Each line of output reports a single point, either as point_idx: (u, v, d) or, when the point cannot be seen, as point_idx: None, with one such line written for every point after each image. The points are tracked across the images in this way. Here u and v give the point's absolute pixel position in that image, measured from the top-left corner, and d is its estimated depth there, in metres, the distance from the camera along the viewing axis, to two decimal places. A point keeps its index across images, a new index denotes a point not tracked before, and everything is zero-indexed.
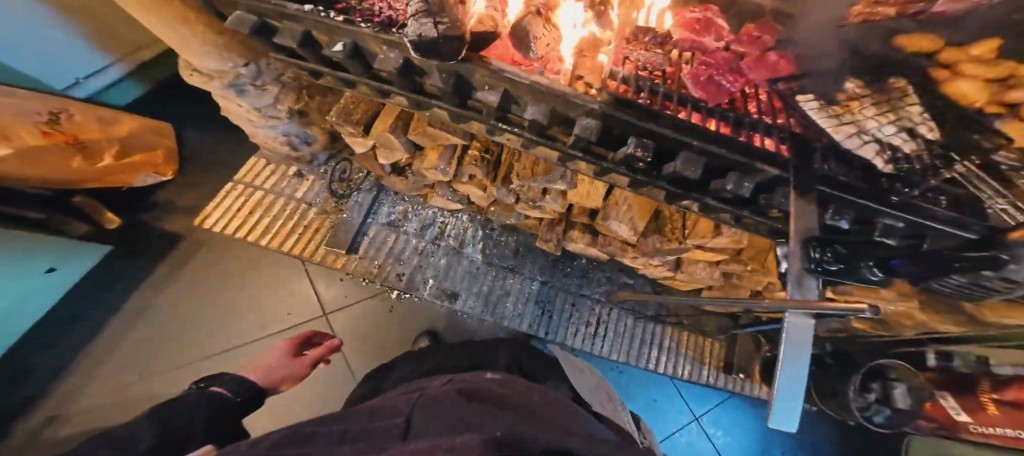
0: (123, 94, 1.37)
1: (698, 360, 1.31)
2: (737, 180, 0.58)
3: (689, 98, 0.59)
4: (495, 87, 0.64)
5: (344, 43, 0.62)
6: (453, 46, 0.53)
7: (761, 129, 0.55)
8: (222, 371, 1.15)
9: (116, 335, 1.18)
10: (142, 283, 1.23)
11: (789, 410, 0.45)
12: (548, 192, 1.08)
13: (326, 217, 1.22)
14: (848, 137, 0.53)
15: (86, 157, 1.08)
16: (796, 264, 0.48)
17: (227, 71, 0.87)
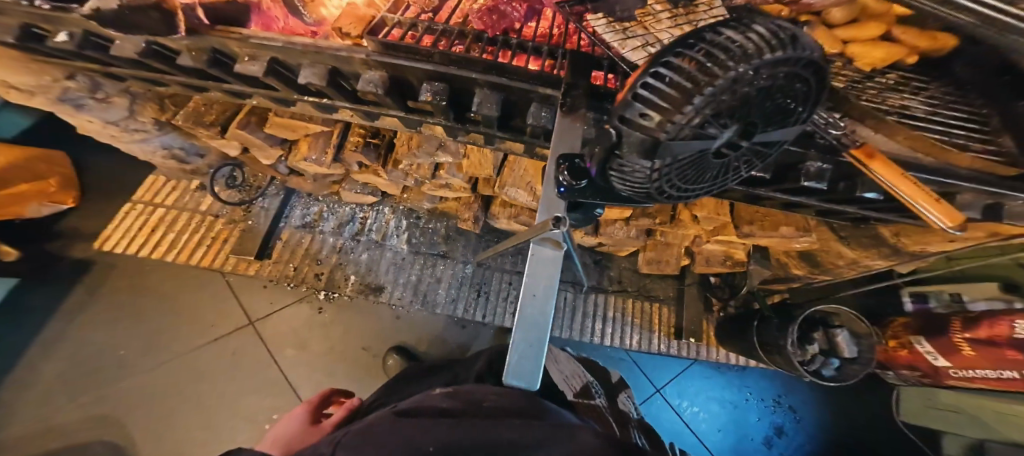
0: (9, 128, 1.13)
1: (647, 328, 1.22)
2: (536, 111, 0.52)
3: (469, 32, 0.54)
4: (260, 59, 0.53)
5: (68, 32, 0.50)
6: (151, 17, 0.44)
7: (545, 54, 0.52)
8: (160, 383, 1.14)
9: (30, 369, 1.10)
10: (58, 313, 1.14)
11: (523, 361, 0.39)
12: (443, 168, 0.97)
13: (235, 226, 1.18)
14: (636, 50, 0.48)
15: None
16: (549, 188, 0.41)
17: (50, 86, 0.78)
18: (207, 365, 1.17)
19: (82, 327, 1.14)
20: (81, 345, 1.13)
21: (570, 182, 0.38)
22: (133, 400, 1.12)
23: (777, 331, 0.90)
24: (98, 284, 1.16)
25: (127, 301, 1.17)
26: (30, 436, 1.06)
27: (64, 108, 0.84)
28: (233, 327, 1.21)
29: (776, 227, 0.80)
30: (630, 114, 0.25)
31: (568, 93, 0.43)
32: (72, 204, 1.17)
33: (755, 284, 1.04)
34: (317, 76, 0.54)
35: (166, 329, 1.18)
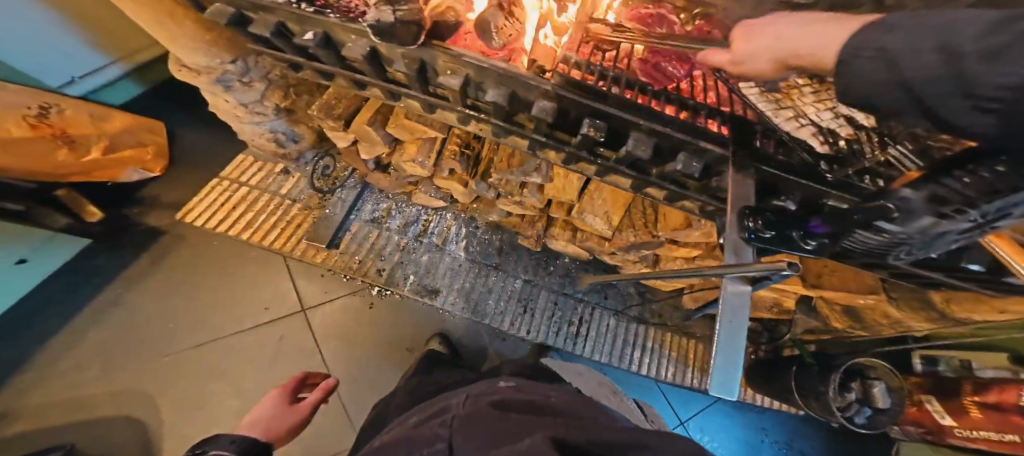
0: (124, 93, 1.27)
1: (681, 361, 1.29)
2: (686, 161, 0.56)
3: (637, 81, 0.59)
4: (456, 73, 0.64)
5: (315, 33, 0.64)
6: (411, 31, 0.56)
7: (707, 112, 0.57)
8: (197, 364, 1.16)
9: (82, 325, 1.15)
10: (117, 276, 1.19)
11: (727, 372, 0.42)
12: (526, 186, 1.06)
13: (309, 213, 1.26)
14: (788, 119, 0.55)
15: (74, 150, 1.02)
16: (733, 232, 0.46)
17: (215, 67, 0.89)
18: (248, 346, 1.19)
19: (145, 289, 1.20)
20: (132, 309, 1.18)
21: (761, 229, 0.45)
22: (166, 373, 1.14)
23: (817, 379, 0.99)
24: (170, 249, 1.23)
25: (180, 277, 1.22)
26: (68, 395, 1.10)
27: (212, 88, 0.94)
28: (286, 310, 1.24)
29: None
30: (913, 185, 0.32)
31: (741, 153, 0.52)
32: (158, 174, 1.26)
33: (797, 333, 1.17)
34: (500, 97, 0.63)
35: (211, 306, 1.21)
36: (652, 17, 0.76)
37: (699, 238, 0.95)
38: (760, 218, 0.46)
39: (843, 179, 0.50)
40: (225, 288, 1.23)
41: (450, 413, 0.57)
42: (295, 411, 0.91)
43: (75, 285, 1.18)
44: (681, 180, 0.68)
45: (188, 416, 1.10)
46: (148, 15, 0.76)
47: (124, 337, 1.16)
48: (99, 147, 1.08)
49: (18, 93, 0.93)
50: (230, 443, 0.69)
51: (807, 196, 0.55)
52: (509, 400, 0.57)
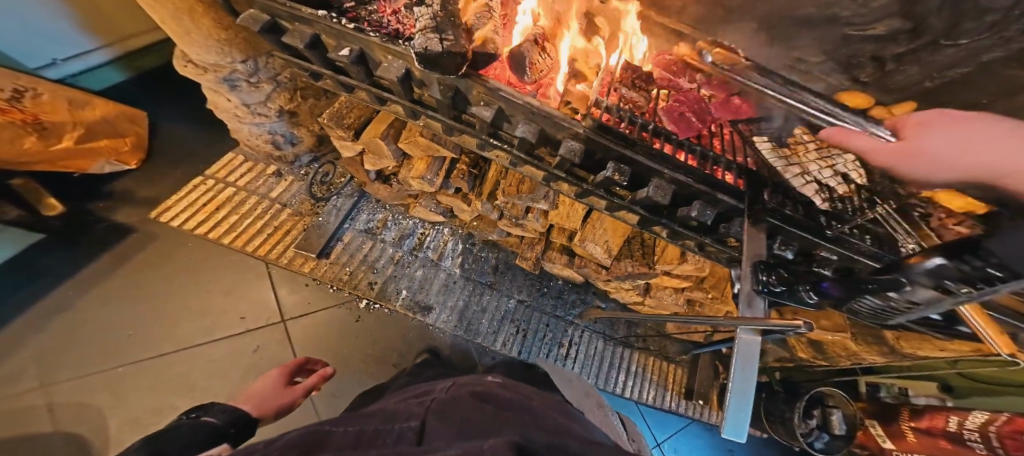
0: (102, 80, 1.35)
1: (662, 385, 1.34)
2: (701, 207, 0.69)
3: (663, 130, 0.70)
4: (489, 105, 0.67)
5: (351, 49, 0.64)
6: (455, 62, 0.57)
7: (722, 164, 0.69)
8: (153, 379, 1.08)
9: (32, 324, 1.09)
10: (77, 273, 1.15)
11: (738, 417, 0.52)
12: (531, 211, 1.09)
13: (301, 219, 1.24)
14: (796, 177, 0.69)
15: (42, 137, 1.04)
16: (748, 285, 0.59)
17: (223, 66, 0.90)
18: (218, 357, 1.12)
19: (108, 290, 1.15)
20: (89, 313, 1.12)
21: (773, 283, 0.56)
22: (117, 385, 1.06)
23: (784, 404, 1.08)
24: (139, 248, 1.20)
25: (149, 280, 1.17)
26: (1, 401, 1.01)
27: (219, 87, 0.95)
28: (264, 322, 1.18)
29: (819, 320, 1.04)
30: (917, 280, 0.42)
31: (756, 206, 0.64)
32: (134, 166, 1.28)
33: (767, 362, 1.30)
34: (530, 132, 0.67)
35: (179, 314, 1.15)
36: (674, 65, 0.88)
37: (691, 270, 1.05)
38: (772, 273, 0.58)
39: (841, 235, 0.63)
40: (196, 295, 1.17)
41: (429, 397, 0.56)
42: (288, 393, 0.89)
43: (27, 278, 1.13)
44: (691, 225, 0.77)
45: (136, 430, 1.02)
46: (167, 12, 0.75)
47: (77, 339, 1.09)
48: (73, 135, 1.10)
49: None
50: (222, 410, 0.66)
51: (804, 246, 0.68)
52: (494, 391, 0.56)
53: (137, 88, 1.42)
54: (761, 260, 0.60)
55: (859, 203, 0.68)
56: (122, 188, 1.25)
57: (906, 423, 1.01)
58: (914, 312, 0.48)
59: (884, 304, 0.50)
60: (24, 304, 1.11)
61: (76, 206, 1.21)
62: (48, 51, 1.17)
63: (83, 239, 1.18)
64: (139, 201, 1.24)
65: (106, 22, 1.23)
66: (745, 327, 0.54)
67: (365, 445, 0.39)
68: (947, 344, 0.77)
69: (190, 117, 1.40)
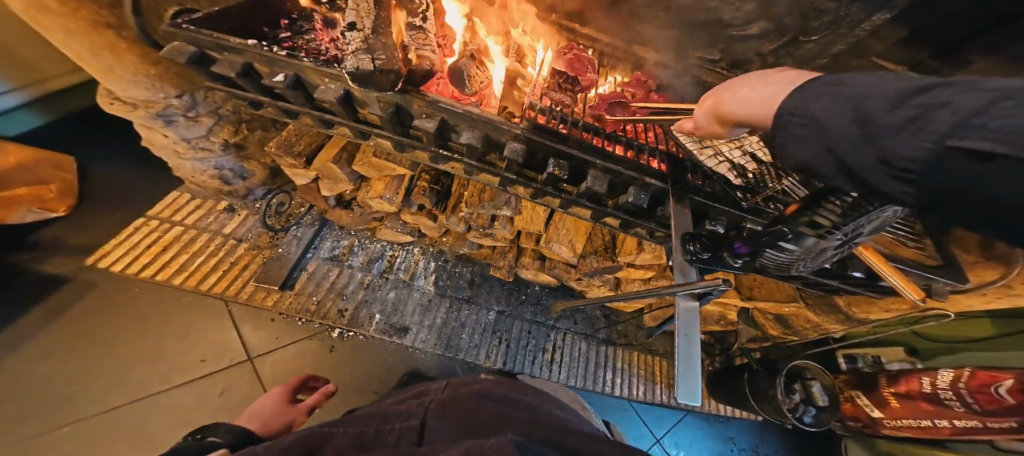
0: (16, 124, 1.29)
1: (650, 379, 1.33)
2: (636, 192, 0.73)
3: (592, 125, 0.74)
4: (432, 117, 0.67)
5: (286, 75, 0.63)
6: (389, 79, 0.58)
7: (649, 152, 0.74)
8: (92, 441, 0.98)
9: None
10: (6, 332, 1.07)
11: (689, 382, 0.51)
12: (497, 219, 1.10)
13: (259, 252, 1.21)
14: (710, 157, 0.75)
15: None
16: (680, 257, 0.62)
17: (155, 101, 0.88)
18: (173, 406, 1.05)
19: (40, 350, 1.07)
20: (22, 372, 1.03)
21: (699, 251, 0.61)
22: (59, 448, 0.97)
23: (766, 382, 1.07)
24: (75, 299, 1.14)
25: (90, 330, 1.10)
26: None
27: (154, 123, 0.92)
28: (226, 362, 1.12)
29: (771, 293, 1.12)
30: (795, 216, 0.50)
31: (678, 186, 0.70)
32: (62, 213, 1.22)
33: (743, 342, 1.32)
34: (474, 139, 0.68)
35: (128, 364, 1.08)
36: (574, 59, 0.92)
37: (651, 258, 1.07)
38: (696, 241, 0.62)
39: (754, 205, 0.68)
40: (143, 341, 1.11)
41: (427, 397, 0.59)
42: (293, 412, 0.85)
43: None
44: (633, 213, 0.82)
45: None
46: (86, 49, 0.75)
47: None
48: None
49: None
50: (227, 430, 0.56)
51: (732, 220, 0.72)
52: (491, 392, 0.58)
53: (65, 133, 1.37)
54: (688, 231, 0.64)
55: (769, 179, 0.74)
56: (52, 237, 1.20)
57: (886, 389, 1.00)
58: (810, 257, 0.56)
59: (784, 255, 0.58)
60: None
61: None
62: None
63: (10, 296, 1.11)
64: (74, 249, 1.19)
65: (20, 66, 1.19)
66: (681, 292, 0.58)
67: (367, 444, 0.45)
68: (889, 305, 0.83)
69: (128, 159, 1.36)
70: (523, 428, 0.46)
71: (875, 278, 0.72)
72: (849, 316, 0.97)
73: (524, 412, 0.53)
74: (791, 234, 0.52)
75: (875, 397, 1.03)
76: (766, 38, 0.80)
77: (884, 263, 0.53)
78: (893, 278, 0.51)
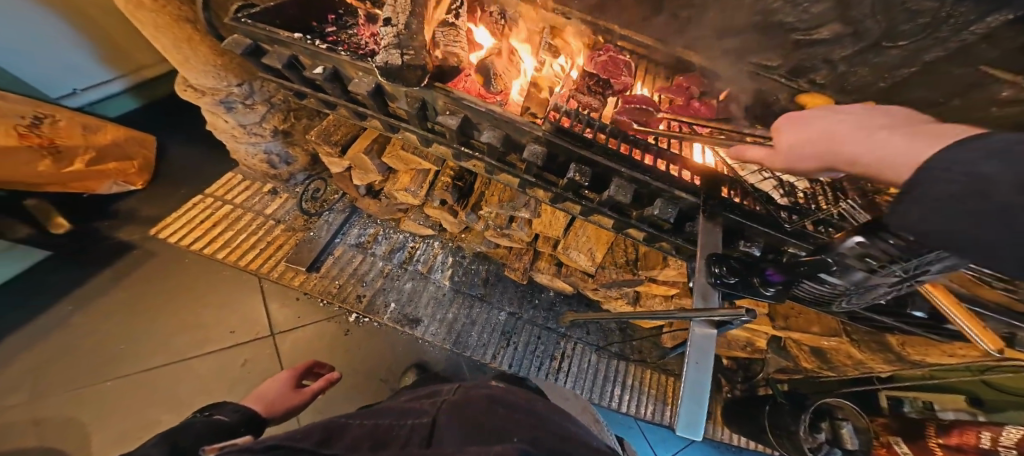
0: (118, 107, 1.47)
1: (662, 400, 1.28)
2: (663, 206, 0.72)
3: (620, 131, 0.73)
4: (455, 114, 0.69)
5: (326, 68, 0.68)
6: (415, 73, 0.61)
7: (680, 163, 0.72)
8: (130, 395, 1.09)
9: (28, 340, 1.14)
10: (80, 285, 1.22)
11: (691, 413, 0.51)
12: (515, 220, 1.10)
13: (294, 234, 1.29)
14: (755, 174, 0.73)
15: (57, 160, 1.13)
16: (703, 278, 0.59)
17: (220, 90, 0.97)
18: (201, 373, 1.13)
19: (103, 304, 1.20)
20: (87, 325, 1.17)
21: (726, 276, 0.57)
22: (107, 398, 1.08)
23: (789, 417, 0.98)
24: (138, 263, 1.26)
25: (144, 293, 1.23)
26: None
27: (217, 110, 1.01)
28: (251, 335, 1.20)
29: (809, 325, 1.07)
30: (846, 247, 0.47)
31: (709, 203, 0.68)
32: (140, 187, 1.37)
33: (769, 372, 1.23)
34: (495, 138, 0.69)
35: (169, 328, 1.18)
36: (608, 62, 0.86)
37: (675, 275, 1.03)
38: (723, 265, 0.59)
39: (801, 229, 0.65)
40: (183, 309, 1.21)
41: (439, 398, 0.59)
42: (298, 397, 0.89)
43: (30, 293, 1.20)
44: (657, 227, 0.81)
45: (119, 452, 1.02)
46: (168, 41, 0.84)
47: (66, 349, 1.13)
48: (85, 158, 1.19)
49: (16, 105, 1.05)
50: (234, 410, 0.60)
51: (770, 242, 0.70)
52: (503, 396, 0.56)
53: (148, 114, 1.54)
54: (716, 253, 0.61)
55: (822, 201, 0.69)
56: (126, 207, 1.34)
57: (934, 439, 0.89)
58: (854, 289, 0.53)
59: (821, 286, 0.56)
60: (24, 318, 1.17)
61: (87, 223, 1.29)
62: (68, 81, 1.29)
63: (86, 253, 1.26)
64: (141, 218, 1.33)
65: (120, 54, 1.36)
66: (699, 320, 0.54)
67: (377, 440, 0.45)
68: (954, 350, 0.76)
69: (196, 141, 1.50)
70: (531, 436, 0.45)
71: (940, 319, 0.69)
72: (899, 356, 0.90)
73: (536, 419, 0.51)
74: (834, 264, 0.49)
75: (919, 448, 0.91)
76: (838, 43, 0.68)
77: (951, 302, 0.49)
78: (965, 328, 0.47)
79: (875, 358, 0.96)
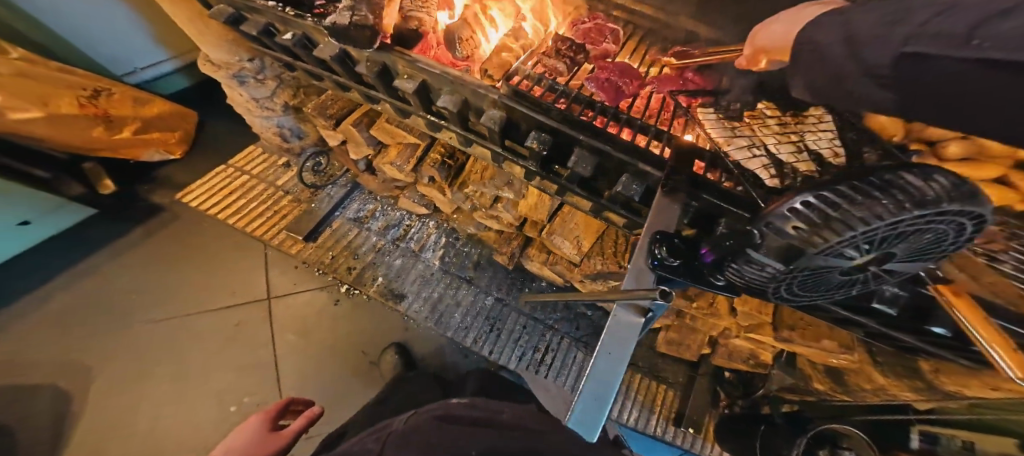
0: (172, 85, 1.63)
1: (648, 407, 1.19)
2: (627, 182, 0.68)
3: (587, 97, 0.69)
4: (414, 78, 0.70)
5: (295, 34, 0.72)
6: (365, 34, 0.63)
7: (647, 131, 0.67)
8: (160, 342, 1.29)
9: (87, 279, 1.36)
10: (126, 237, 1.41)
11: (588, 409, 0.45)
12: (500, 200, 1.07)
13: (299, 205, 1.37)
14: (742, 150, 0.61)
15: (108, 127, 1.31)
16: (641, 259, 0.52)
17: (233, 64, 1.06)
18: (213, 328, 1.30)
19: (142, 255, 1.39)
20: (130, 274, 1.37)
21: (664, 257, 0.50)
22: (145, 342, 1.29)
23: (783, 441, 0.98)
24: (172, 224, 1.43)
25: (173, 251, 1.39)
26: (56, 337, 1.29)
27: (231, 83, 1.11)
28: (250, 298, 1.32)
29: (817, 338, 0.91)
30: (781, 214, 0.36)
31: (669, 175, 0.61)
32: (179, 156, 1.53)
33: (772, 388, 1.07)
34: (451, 103, 0.69)
35: (190, 287, 1.35)
36: (590, 30, 0.82)
37: None
38: (666, 245, 0.51)
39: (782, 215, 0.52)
40: (200, 270, 1.36)
41: (391, 426, 0.69)
42: (271, 440, 0.88)
43: (89, 239, 1.41)
44: (630, 207, 0.76)
45: (155, 410, 1.21)
46: (185, 16, 0.95)
47: (114, 294, 1.34)
48: (131, 127, 1.37)
49: (79, 78, 1.24)
50: None
51: None
52: (456, 415, 0.69)
53: (198, 92, 1.72)
54: (661, 232, 0.53)
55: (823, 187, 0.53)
56: (167, 174, 1.52)
57: None
58: (805, 282, 0.40)
59: (758, 278, 0.43)
60: (84, 260, 1.39)
61: (130, 188, 1.48)
62: (130, 61, 1.47)
63: (133, 211, 1.45)
64: (179, 184, 1.50)
65: (175, 38, 1.53)
66: (620, 302, 0.47)
67: None
68: (998, 381, 0.56)
69: (233, 117, 1.66)
70: None
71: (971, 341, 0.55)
72: (927, 384, 0.70)
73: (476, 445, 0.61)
74: (762, 239, 0.39)
75: None
76: None
77: (979, 319, 0.41)
78: (995, 348, 0.38)
79: (898, 383, 0.77)
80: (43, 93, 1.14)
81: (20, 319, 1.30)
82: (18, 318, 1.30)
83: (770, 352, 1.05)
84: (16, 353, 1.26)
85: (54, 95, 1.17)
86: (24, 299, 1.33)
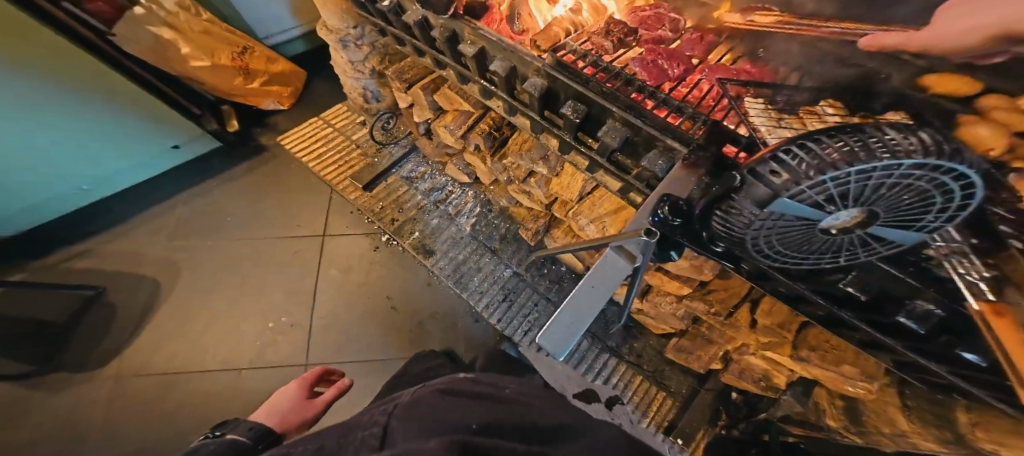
0: (293, 48, 1.94)
1: (641, 409, 1.17)
2: (654, 158, 0.67)
3: (631, 76, 0.75)
4: (476, 45, 0.82)
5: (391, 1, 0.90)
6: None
7: (683, 113, 0.68)
8: (233, 252, 1.54)
9: (193, 192, 1.68)
10: (230, 165, 1.72)
11: (562, 332, 0.45)
12: (534, 175, 1.15)
13: (364, 158, 1.57)
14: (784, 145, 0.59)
15: (245, 78, 1.63)
16: (643, 217, 0.52)
17: (341, 30, 1.27)
18: (275, 250, 1.52)
19: (236, 182, 1.68)
20: (223, 195, 1.66)
21: (665, 216, 0.51)
22: (220, 252, 1.55)
23: None
24: (265, 161, 1.71)
25: (259, 184, 1.66)
26: (162, 231, 1.60)
27: (337, 46, 1.32)
28: (310, 232, 1.53)
29: (838, 363, 0.85)
30: (765, 164, 0.37)
31: (696, 152, 0.60)
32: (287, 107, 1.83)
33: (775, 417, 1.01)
34: (502, 68, 0.79)
35: (266, 213, 1.60)
36: (650, 18, 0.87)
37: (688, 269, 0.95)
38: (669, 206, 0.52)
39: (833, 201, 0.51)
40: (278, 200, 1.61)
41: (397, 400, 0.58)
42: (308, 408, 0.91)
43: (203, 161, 1.74)
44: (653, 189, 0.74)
45: (213, 309, 1.44)
46: None
47: (209, 208, 1.64)
48: (261, 80, 1.68)
49: (235, 36, 1.56)
50: (247, 431, 0.65)
51: None
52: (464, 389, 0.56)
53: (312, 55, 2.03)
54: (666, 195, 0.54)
55: None
56: (272, 120, 1.82)
57: None
58: (782, 237, 0.42)
59: (738, 231, 0.44)
60: (198, 176, 1.71)
61: (245, 128, 1.79)
62: (271, 27, 1.76)
63: (239, 146, 1.76)
64: (277, 129, 1.79)
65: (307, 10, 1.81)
66: (613, 245, 0.48)
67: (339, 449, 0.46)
68: None
69: (334, 80, 1.93)
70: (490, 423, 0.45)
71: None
72: (957, 437, 0.59)
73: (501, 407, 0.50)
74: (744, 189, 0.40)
75: None
76: None
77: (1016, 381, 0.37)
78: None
79: (923, 431, 0.67)
80: (211, 46, 1.48)
81: (143, 213, 1.64)
82: (142, 211, 1.65)
83: (785, 376, 1.01)
84: (133, 236, 1.59)
85: (216, 48, 1.50)
86: (149, 197, 1.68)
